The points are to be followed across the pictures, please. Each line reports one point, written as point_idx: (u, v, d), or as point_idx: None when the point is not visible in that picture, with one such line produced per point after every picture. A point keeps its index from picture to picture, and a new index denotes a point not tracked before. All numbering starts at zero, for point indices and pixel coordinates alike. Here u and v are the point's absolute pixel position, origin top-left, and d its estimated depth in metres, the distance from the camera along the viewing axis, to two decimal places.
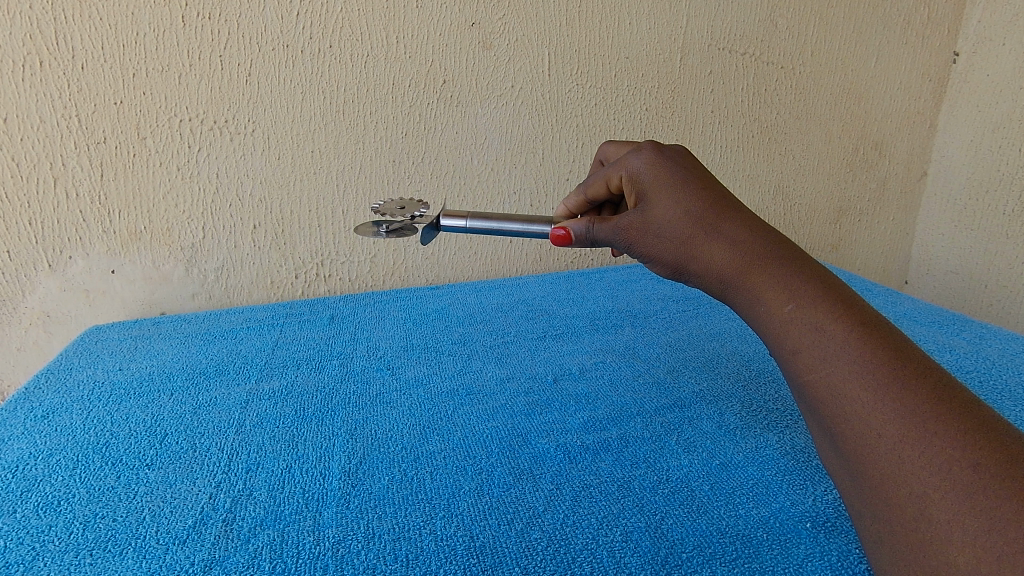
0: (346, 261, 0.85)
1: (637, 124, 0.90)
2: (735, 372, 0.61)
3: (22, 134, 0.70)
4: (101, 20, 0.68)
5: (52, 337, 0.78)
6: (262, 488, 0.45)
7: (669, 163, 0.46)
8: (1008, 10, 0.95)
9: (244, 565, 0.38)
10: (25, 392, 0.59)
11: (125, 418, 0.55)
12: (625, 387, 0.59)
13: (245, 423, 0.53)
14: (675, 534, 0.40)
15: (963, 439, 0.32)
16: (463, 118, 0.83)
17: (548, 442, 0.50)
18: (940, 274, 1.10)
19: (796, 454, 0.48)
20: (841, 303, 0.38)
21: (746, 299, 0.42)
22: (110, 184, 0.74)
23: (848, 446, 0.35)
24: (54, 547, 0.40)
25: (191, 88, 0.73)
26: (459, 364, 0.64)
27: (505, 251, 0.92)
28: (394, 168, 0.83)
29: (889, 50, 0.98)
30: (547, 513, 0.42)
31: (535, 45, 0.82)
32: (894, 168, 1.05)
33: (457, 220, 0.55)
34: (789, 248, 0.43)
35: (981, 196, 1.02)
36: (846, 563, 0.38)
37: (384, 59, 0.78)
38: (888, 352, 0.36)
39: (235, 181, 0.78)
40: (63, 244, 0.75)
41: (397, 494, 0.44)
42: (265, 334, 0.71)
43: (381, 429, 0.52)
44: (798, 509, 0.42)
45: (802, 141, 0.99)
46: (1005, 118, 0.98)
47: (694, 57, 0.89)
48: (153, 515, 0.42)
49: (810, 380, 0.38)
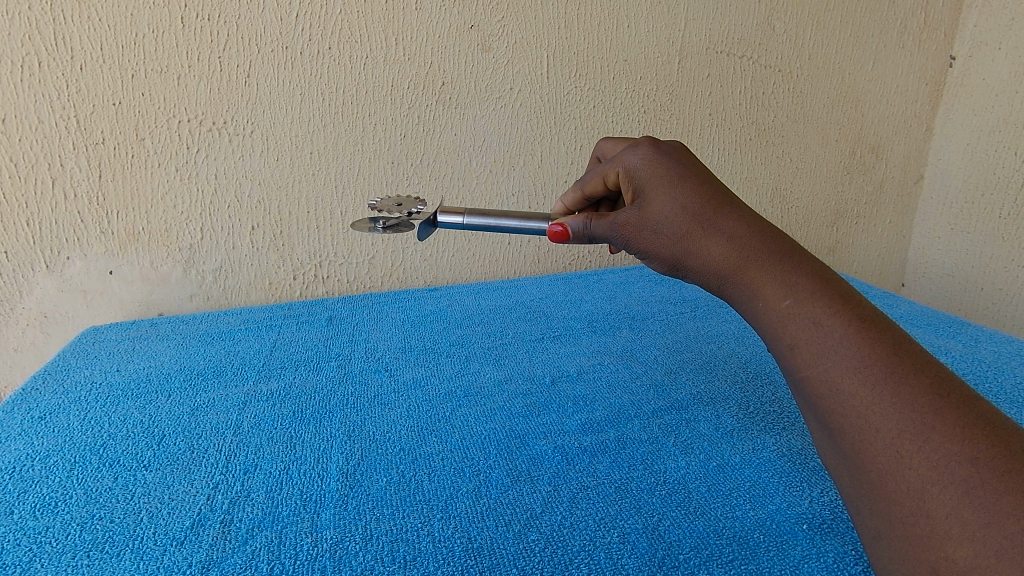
0: (345, 262, 0.85)
1: (635, 126, 0.91)
2: (732, 374, 0.62)
3: (20, 135, 0.70)
4: (101, 20, 0.68)
5: (49, 338, 0.78)
6: (261, 489, 0.45)
7: (665, 159, 0.47)
8: (1004, 14, 0.95)
9: (242, 566, 0.38)
10: (22, 393, 0.59)
11: (123, 419, 0.55)
12: (623, 388, 0.59)
13: (244, 424, 0.54)
14: (673, 536, 0.40)
15: (961, 434, 0.32)
16: (462, 120, 0.83)
17: (546, 443, 0.50)
18: (936, 277, 1.11)
19: (793, 456, 0.48)
20: (839, 298, 0.39)
21: (744, 296, 0.43)
22: (109, 184, 0.74)
23: (846, 441, 0.36)
24: (51, 548, 0.40)
25: (191, 89, 0.73)
26: (458, 365, 0.64)
27: (503, 253, 0.92)
28: (393, 170, 0.83)
29: (886, 53, 0.98)
30: (545, 515, 0.42)
31: (534, 48, 0.83)
32: (891, 171, 1.06)
33: (455, 217, 0.56)
34: (787, 244, 0.43)
35: (977, 199, 1.02)
36: (842, 565, 0.38)
37: (384, 61, 0.78)
38: (885, 347, 0.36)
39: (234, 182, 0.78)
40: (61, 244, 0.75)
41: (396, 495, 0.44)
42: (264, 335, 0.71)
43: (379, 430, 0.52)
44: (795, 511, 0.42)
45: (800, 143, 0.99)
46: (1001, 121, 0.98)
47: (692, 60, 0.90)
48: (151, 516, 0.42)
49: (808, 377, 0.38)
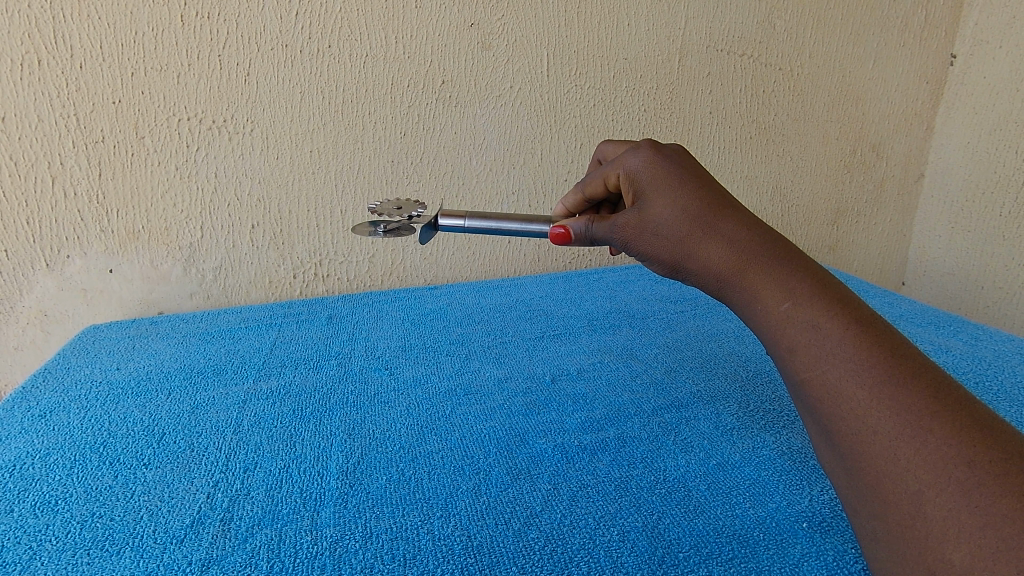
0: (345, 261, 0.85)
1: (636, 124, 0.90)
2: (733, 373, 0.62)
3: (20, 133, 0.70)
4: (100, 19, 0.68)
5: (49, 337, 0.78)
6: (261, 488, 0.45)
7: (667, 163, 0.46)
8: (1005, 11, 0.95)
9: (242, 564, 0.38)
10: (21, 392, 0.59)
11: (123, 418, 0.55)
12: (623, 387, 0.59)
13: (244, 423, 0.53)
14: (672, 534, 0.40)
15: (957, 436, 0.32)
16: (462, 119, 0.83)
17: (546, 442, 0.50)
18: (937, 276, 1.10)
19: (793, 454, 0.48)
20: (837, 302, 0.39)
21: (743, 298, 0.42)
22: (109, 183, 0.74)
23: (843, 444, 0.35)
24: (50, 546, 0.40)
25: (190, 88, 0.73)
26: (458, 364, 0.64)
27: (504, 252, 0.92)
28: (393, 169, 0.83)
29: (887, 52, 0.98)
30: (545, 513, 0.42)
31: (534, 46, 0.83)
32: (892, 169, 1.05)
33: (455, 220, 0.55)
34: (786, 247, 0.43)
35: (978, 197, 1.02)
36: (842, 564, 0.38)
37: (383, 60, 0.78)
38: (883, 349, 0.36)
39: (234, 180, 0.78)
40: (61, 243, 0.75)
41: (395, 494, 0.44)
42: (264, 334, 0.71)
43: (379, 428, 0.52)
44: (795, 509, 0.42)
45: (801, 142, 0.99)
46: (1002, 119, 0.98)
47: (693, 58, 0.89)
48: (151, 515, 0.42)
49: (806, 379, 0.38)
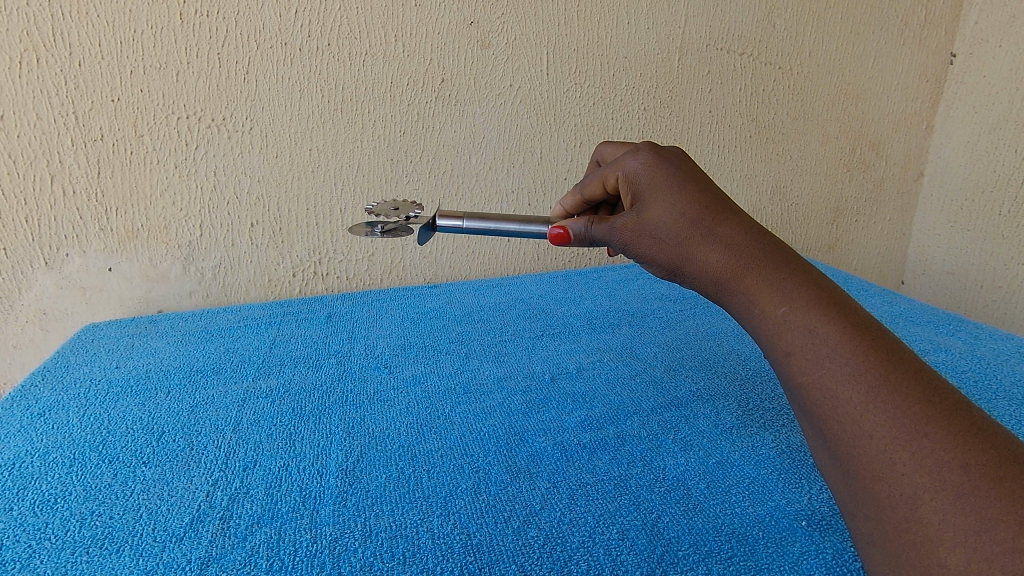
0: (343, 259, 0.85)
1: (636, 123, 0.90)
2: (731, 372, 0.62)
3: (18, 131, 0.69)
4: (99, 17, 0.68)
5: (48, 335, 0.78)
6: (260, 486, 0.45)
7: (666, 165, 0.46)
8: (1005, 11, 0.95)
9: (241, 563, 0.38)
10: (20, 391, 0.59)
11: (122, 416, 0.55)
12: (622, 387, 0.59)
13: (242, 421, 0.53)
14: (672, 532, 0.40)
15: (954, 441, 0.32)
16: (462, 117, 0.83)
17: (546, 440, 0.50)
18: (935, 275, 1.11)
19: (792, 453, 0.48)
20: (835, 306, 0.38)
21: (741, 303, 0.42)
22: (108, 181, 0.74)
23: (839, 447, 0.35)
24: (49, 545, 0.40)
25: (189, 85, 0.73)
26: (457, 363, 0.64)
27: (503, 251, 0.92)
28: (392, 167, 0.83)
29: (887, 50, 0.98)
30: (544, 511, 0.42)
31: (534, 45, 0.82)
32: (891, 168, 1.06)
33: (453, 220, 0.55)
34: (783, 251, 0.43)
35: (978, 196, 1.02)
36: (840, 562, 0.38)
37: (383, 58, 0.78)
38: (879, 354, 0.36)
39: (233, 179, 0.78)
40: (60, 241, 0.75)
41: (394, 493, 0.44)
42: (262, 334, 0.71)
43: (379, 427, 0.52)
44: (794, 507, 0.42)
45: (800, 141, 0.99)
46: (1001, 119, 0.98)
47: (692, 57, 0.89)
48: (150, 513, 0.42)
49: (803, 383, 0.38)
